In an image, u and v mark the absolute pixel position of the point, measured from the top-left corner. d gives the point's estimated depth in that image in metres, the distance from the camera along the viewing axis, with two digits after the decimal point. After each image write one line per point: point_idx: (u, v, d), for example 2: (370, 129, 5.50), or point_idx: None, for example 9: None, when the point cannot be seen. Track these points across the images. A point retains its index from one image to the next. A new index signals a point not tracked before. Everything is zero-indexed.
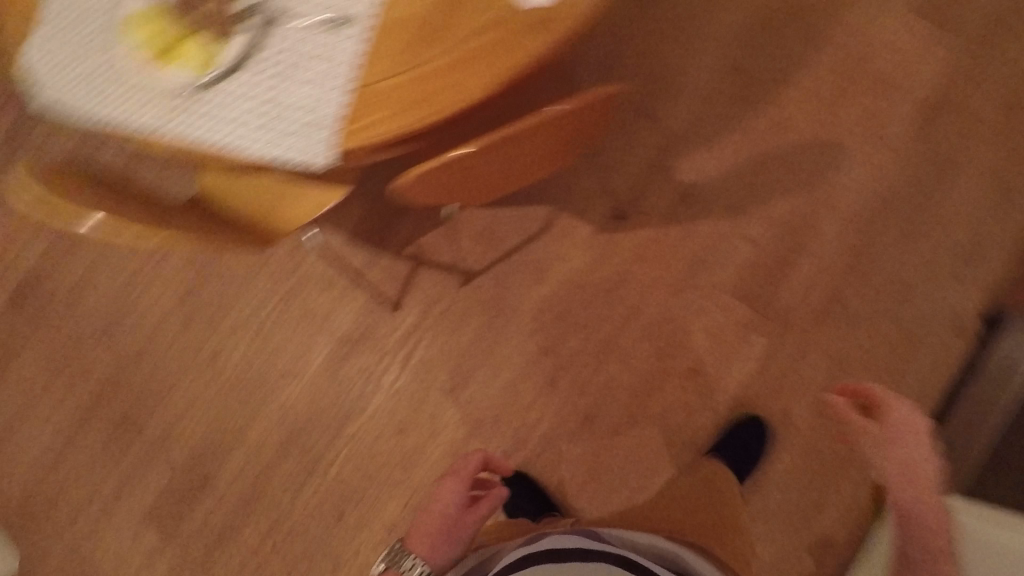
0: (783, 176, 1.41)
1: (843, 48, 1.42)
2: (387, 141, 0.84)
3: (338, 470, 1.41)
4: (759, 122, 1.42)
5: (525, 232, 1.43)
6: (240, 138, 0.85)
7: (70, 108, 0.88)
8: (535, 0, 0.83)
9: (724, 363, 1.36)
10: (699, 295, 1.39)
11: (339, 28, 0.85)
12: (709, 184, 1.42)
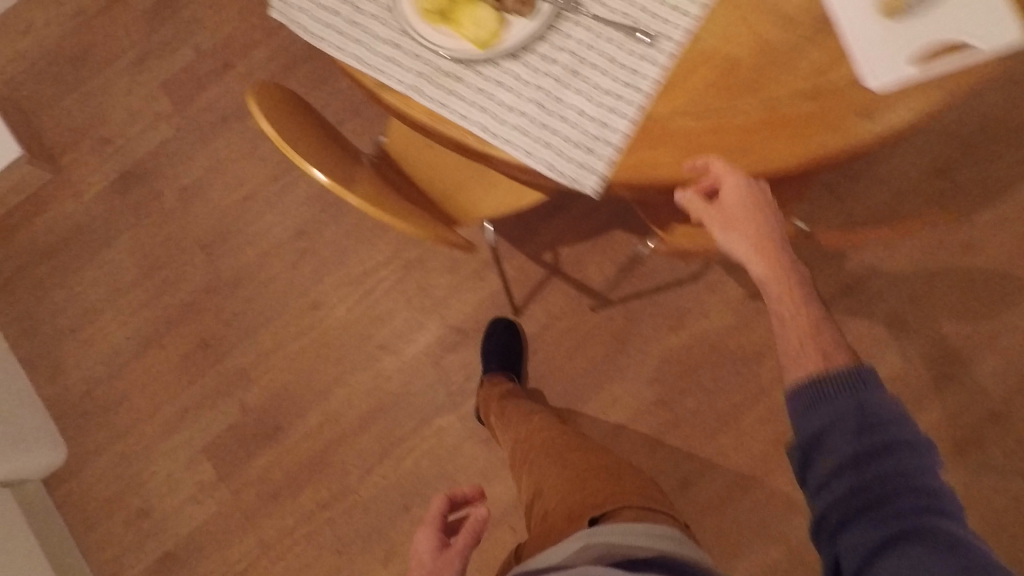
0: (956, 299, 1.32)
1: None
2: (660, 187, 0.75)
3: (413, 456, 1.34)
4: (948, 238, 1.34)
5: (673, 275, 1.36)
6: (505, 132, 0.75)
7: (322, 41, 0.78)
8: (873, 84, 0.72)
9: None
10: None
11: (647, 41, 0.75)
12: (876, 285, 1.34)
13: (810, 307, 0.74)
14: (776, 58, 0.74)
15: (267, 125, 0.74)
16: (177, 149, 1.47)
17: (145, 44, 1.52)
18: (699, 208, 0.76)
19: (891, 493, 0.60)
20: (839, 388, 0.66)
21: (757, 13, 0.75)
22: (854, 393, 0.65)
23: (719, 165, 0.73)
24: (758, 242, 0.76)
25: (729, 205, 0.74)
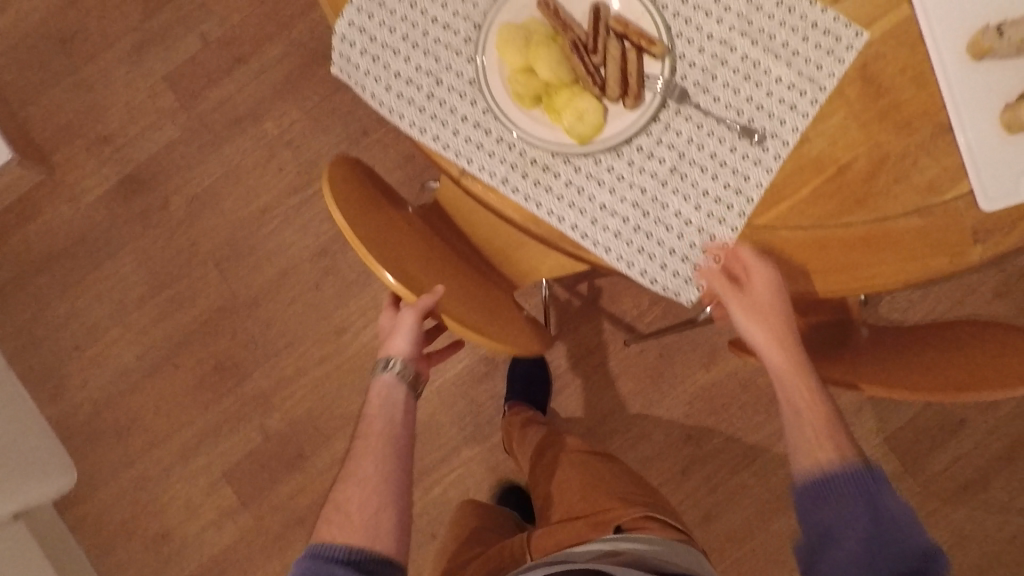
0: None
1: None
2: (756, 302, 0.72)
3: (441, 485, 1.33)
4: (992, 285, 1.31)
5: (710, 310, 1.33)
6: (601, 235, 0.70)
7: (402, 119, 0.71)
8: (985, 203, 0.69)
9: None
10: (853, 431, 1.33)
11: (759, 142, 0.69)
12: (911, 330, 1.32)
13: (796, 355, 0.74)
14: (889, 167, 0.70)
15: (335, 210, 0.70)
16: (186, 152, 1.36)
17: (145, 29, 1.37)
18: (723, 290, 0.71)
19: None
20: (855, 491, 0.70)
21: (873, 114, 0.70)
22: (866, 493, 0.70)
23: (746, 253, 0.69)
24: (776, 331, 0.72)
25: (756, 294, 0.70)
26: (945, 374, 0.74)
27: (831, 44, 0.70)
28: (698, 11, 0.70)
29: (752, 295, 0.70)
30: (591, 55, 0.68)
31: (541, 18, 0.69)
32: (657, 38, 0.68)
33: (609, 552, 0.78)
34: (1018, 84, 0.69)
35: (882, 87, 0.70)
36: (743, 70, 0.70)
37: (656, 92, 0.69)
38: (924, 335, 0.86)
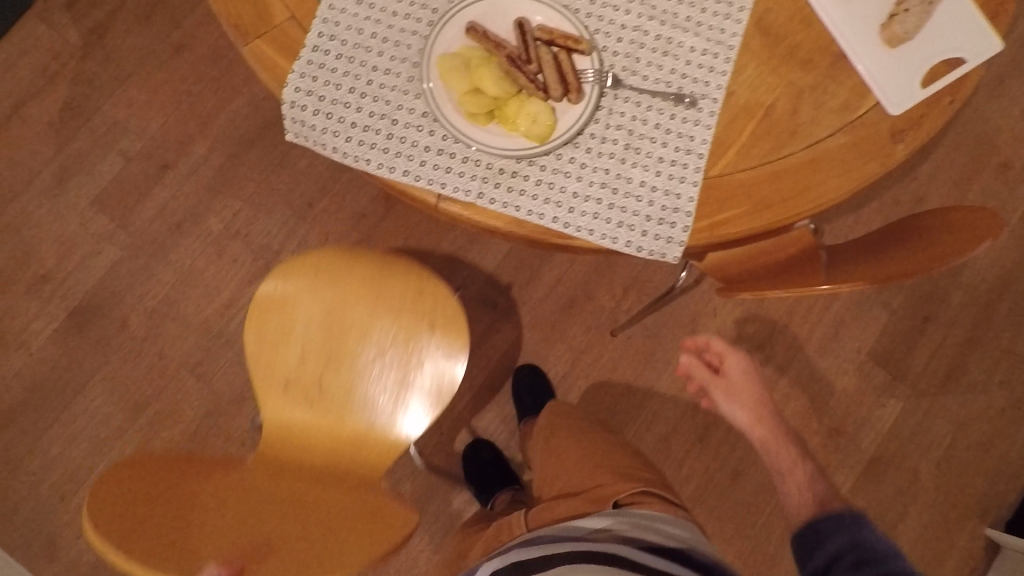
0: None
1: (996, 133, 1.46)
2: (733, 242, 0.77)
3: None
4: (912, 194, 1.44)
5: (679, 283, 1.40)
6: (583, 220, 0.74)
7: (368, 163, 0.74)
8: (893, 108, 0.79)
9: (852, 423, 1.41)
10: (835, 356, 1.42)
11: (693, 104, 0.77)
12: None
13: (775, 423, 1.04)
14: (807, 97, 0.79)
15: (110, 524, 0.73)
16: (133, 269, 1.32)
17: (63, 160, 1.35)
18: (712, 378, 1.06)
19: None
20: (833, 528, 0.83)
21: (780, 56, 0.79)
22: (851, 531, 0.81)
23: (727, 353, 1.06)
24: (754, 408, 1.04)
25: (733, 377, 1.05)
26: (864, 270, 0.82)
27: (726, 10, 0.79)
28: (607, 8, 0.78)
29: (730, 381, 1.05)
30: (527, 64, 0.74)
31: (473, 44, 0.75)
32: (581, 36, 0.75)
33: (612, 529, 0.81)
34: (884, 7, 0.81)
35: (779, 33, 0.80)
36: (661, 47, 0.78)
37: (593, 83, 0.75)
38: (856, 244, 0.94)
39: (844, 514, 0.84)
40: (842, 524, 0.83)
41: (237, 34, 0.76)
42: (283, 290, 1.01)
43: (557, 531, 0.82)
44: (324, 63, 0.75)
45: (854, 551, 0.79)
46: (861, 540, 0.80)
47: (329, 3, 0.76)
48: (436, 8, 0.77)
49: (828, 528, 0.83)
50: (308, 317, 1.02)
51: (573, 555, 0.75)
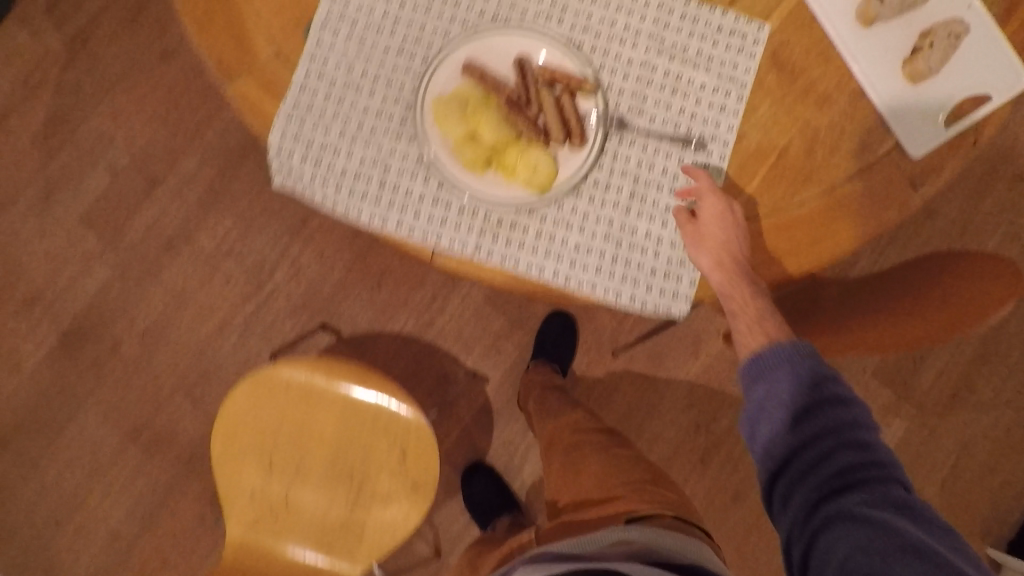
0: None
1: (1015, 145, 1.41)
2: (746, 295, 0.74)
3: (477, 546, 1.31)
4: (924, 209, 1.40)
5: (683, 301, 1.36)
6: (585, 275, 0.71)
7: (360, 214, 0.70)
8: (914, 151, 0.75)
9: None
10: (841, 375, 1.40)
11: (702, 148, 0.73)
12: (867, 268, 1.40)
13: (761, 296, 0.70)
14: (823, 139, 0.75)
15: None
16: (124, 290, 1.29)
17: (49, 177, 1.31)
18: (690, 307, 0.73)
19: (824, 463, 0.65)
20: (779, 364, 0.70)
21: (796, 95, 0.75)
22: (791, 364, 0.69)
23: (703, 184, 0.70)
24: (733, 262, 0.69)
25: (708, 225, 0.69)
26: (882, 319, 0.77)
27: (740, 43, 0.74)
28: (613, 42, 0.73)
29: (704, 227, 0.69)
30: (527, 107, 0.70)
31: (470, 85, 0.70)
32: (585, 77, 0.71)
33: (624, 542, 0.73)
34: (908, 38, 0.75)
35: (796, 68, 0.75)
36: (669, 85, 0.73)
37: (596, 127, 0.71)
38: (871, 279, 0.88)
39: (804, 362, 0.69)
40: (805, 378, 0.69)
41: (219, 72, 0.71)
42: (245, 402, 0.92)
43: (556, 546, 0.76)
44: (311, 106, 0.71)
45: (810, 407, 0.67)
46: (818, 400, 0.67)
47: (316, 39, 0.71)
48: (430, 44, 0.72)
49: (789, 382, 0.69)
50: (269, 436, 0.94)
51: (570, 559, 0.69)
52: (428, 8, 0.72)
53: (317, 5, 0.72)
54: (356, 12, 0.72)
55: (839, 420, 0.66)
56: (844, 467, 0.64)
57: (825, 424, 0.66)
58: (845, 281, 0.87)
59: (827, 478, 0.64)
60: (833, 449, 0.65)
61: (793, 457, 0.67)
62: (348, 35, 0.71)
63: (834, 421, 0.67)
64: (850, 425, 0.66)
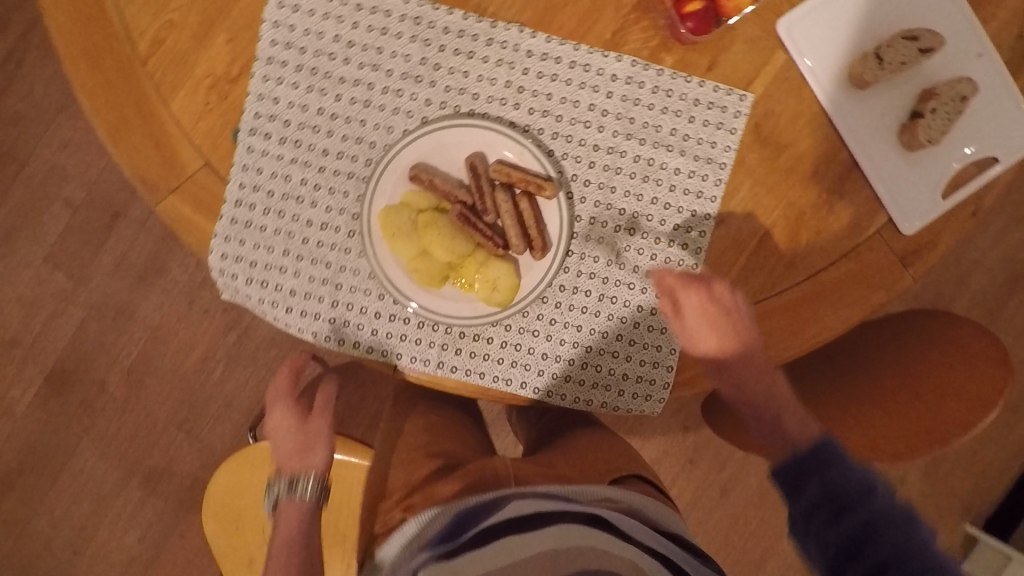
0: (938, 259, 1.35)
1: None
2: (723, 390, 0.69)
3: None
4: None
5: None
6: (554, 384, 0.68)
7: (314, 335, 0.67)
8: (906, 228, 0.68)
9: None
10: None
11: (676, 240, 0.67)
12: None
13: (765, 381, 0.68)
14: (809, 221, 0.68)
15: None
16: (102, 327, 1.27)
17: (6, 214, 1.25)
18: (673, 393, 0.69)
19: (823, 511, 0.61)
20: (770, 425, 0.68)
21: (779, 172, 0.68)
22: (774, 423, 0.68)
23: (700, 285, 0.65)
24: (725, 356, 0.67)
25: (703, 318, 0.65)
26: (882, 427, 0.69)
27: (718, 116, 0.67)
28: (575, 125, 0.66)
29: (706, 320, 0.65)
30: (484, 213, 0.65)
31: (419, 191, 0.64)
32: (546, 175, 0.64)
33: (609, 499, 0.67)
34: (907, 99, 0.67)
35: (780, 142, 0.68)
36: (640, 170, 0.67)
37: (560, 232, 0.65)
38: (846, 355, 0.81)
39: (808, 449, 0.64)
40: (813, 463, 0.63)
41: (147, 189, 0.65)
42: (229, 483, 0.94)
43: (538, 486, 0.68)
44: (250, 221, 0.66)
45: (824, 494, 0.62)
46: (833, 484, 0.61)
47: (247, 145, 0.65)
48: (374, 142, 0.66)
49: (800, 470, 0.64)
50: (257, 513, 0.94)
51: (572, 515, 0.62)
52: (369, 101, 0.65)
53: (243, 104, 0.65)
54: (288, 110, 0.65)
55: (870, 511, 0.60)
56: (844, 509, 0.60)
57: (854, 513, 0.60)
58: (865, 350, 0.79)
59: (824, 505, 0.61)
60: (868, 537, 0.59)
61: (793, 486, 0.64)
62: (282, 139, 0.65)
63: (862, 508, 0.60)
64: (876, 512, 0.60)
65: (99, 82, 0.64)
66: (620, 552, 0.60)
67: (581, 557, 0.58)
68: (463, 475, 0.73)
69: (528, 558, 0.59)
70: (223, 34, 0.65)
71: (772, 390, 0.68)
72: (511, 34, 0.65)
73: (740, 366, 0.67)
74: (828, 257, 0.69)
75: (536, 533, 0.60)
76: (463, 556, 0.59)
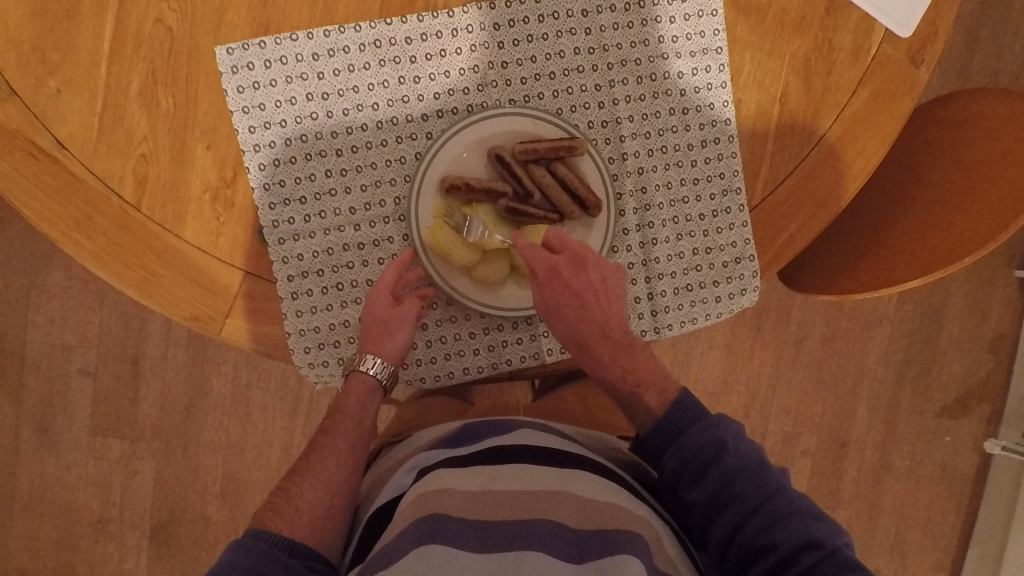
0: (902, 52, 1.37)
1: None
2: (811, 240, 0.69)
3: None
4: None
5: None
6: (656, 318, 0.69)
7: (425, 380, 0.67)
8: (904, 30, 0.69)
9: None
10: None
11: (707, 139, 0.68)
12: None
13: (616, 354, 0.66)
14: (817, 65, 0.68)
15: None
16: (174, 469, 1.23)
17: (35, 407, 1.22)
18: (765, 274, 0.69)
19: (694, 487, 0.61)
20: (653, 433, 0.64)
21: (771, 32, 0.68)
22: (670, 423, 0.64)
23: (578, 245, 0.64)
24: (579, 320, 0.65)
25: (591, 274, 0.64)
26: (967, 220, 0.71)
27: (695, 7, 0.67)
28: (570, 75, 0.66)
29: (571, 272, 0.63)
30: (527, 197, 0.64)
31: (457, 202, 0.64)
32: (569, 136, 0.63)
33: (621, 451, 0.71)
34: None
35: (760, 4, 0.68)
36: (647, 90, 0.67)
37: (604, 179, 0.64)
38: (897, 178, 0.81)
39: (667, 414, 0.64)
40: (666, 436, 0.63)
41: (202, 325, 0.62)
42: None
43: (558, 427, 0.71)
44: (315, 306, 0.64)
45: (679, 460, 0.62)
46: (685, 449, 0.62)
47: (277, 237, 0.62)
48: (395, 179, 0.64)
49: (655, 443, 0.64)
50: None
51: (590, 466, 0.65)
52: (370, 142, 0.63)
53: (252, 200, 0.62)
54: (299, 185, 0.63)
55: (721, 471, 0.60)
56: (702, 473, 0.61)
57: (712, 473, 0.61)
58: (912, 161, 0.81)
59: (690, 481, 0.61)
60: (726, 497, 0.60)
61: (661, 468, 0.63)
62: (306, 214, 0.63)
63: (714, 466, 0.61)
64: (731, 468, 0.60)
65: (103, 244, 0.61)
66: (628, 504, 0.60)
67: (591, 504, 0.59)
68: (474, 411, 0.74)
69: (532, 484, 0.61)
70: (200, 143, 0.62)
71: (625, 363, 0.67)
72: (472, 17, 0.64)
73: (596, 342, 0.66)
74: (853, 74, 0.69)
75: (548, 468, 0.63)
76: (466, 471, 0.63)
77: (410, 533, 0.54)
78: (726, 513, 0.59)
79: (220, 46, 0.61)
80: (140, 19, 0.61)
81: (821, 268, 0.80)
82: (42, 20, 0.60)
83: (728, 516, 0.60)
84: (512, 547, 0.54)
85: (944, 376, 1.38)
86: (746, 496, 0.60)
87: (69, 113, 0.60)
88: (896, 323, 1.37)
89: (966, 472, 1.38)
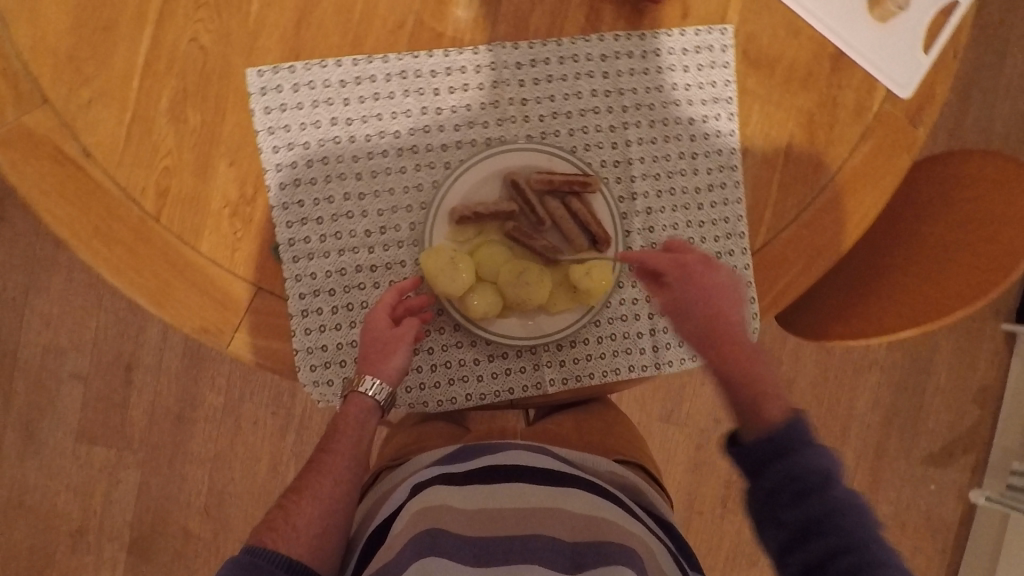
0: None
1: None
2: (806, 288, 0.71)
3: None
4: None
5: None
6: (659, 355, 0.70)
7: (427, 404, 0.67)
8: (904, 91, 0.72)
9: None
10: None
11: (713, 183, 0.70)
12: None
13: (744, 354, 0.62)
14: (822, 118, 0.71)
15: None
16: (159, 479, 1.21)
17: (22, 410, 1.20)
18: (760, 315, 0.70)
19: (802, 517, 0.57)
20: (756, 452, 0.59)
21: (779, 86, 0.71)
22: (784, 449, 0.58)
23: (698, 257, 0.63)
24: (703, 325, 0.63)
25: (713, 281, 0.63)
26: (957, 278, 0.73)
27: (708, 57, 0.70)
28: (586, 115, 0.69)
29: (689, 282, 0.63)
30: (540, 228, 0.66)
31: (468, 230, 0.65)
32: (584, 173, 0.65)
33: (618, 475, 0.70)
34: None
35: (770, 59, 0.71)
36: (659, 133, 0.70)
37: (612, 217, 0.66)
38: (893, 230, 0.84)
39: (782, 426, 0.58)
40: (774, 449, 0.58)
41: (211, 337, 0.63)
42: None
43: (555, 449, 0.70)
44: (324, 324, 0.64)
45: (787, 479, 0.57)
46: (796, 470, 0.57)
47: (291, 255, 0.63)
48: (411, 205, 0.66)
49: (758, 455, 0.59)
50: None
51: (583, 483, 0.65)
52: (390, 168, 0.65)
53: (270, 218, 0.64)
54: (317, 206, 0.64)
55: (831, 501, 0.56)
56: (807, 493, 0.57)
57: (818, 500, 0.57)
58: (908, 215, 0.84)
59: (796, 504, 0.57)
60: (824, 526, 0.56)
61: (767, 491, 0.59)
62: (321, 235, 0.64)
63: (824, 495, 0.57)
64: (841, 501, 0.56)
65: (120, 252, 0.62)
66: (624, 521, 0.61)
67: (586, 522, 0.60)
68: (472, 436, 0.73)
69: (526, 501, 0.61)
70: (223, 159, 0.63)
71: (752, 370, 0.62)
72: (494, 55, 0.67)
73: (727, 344, 0.62)
74: (856, 128, 0.72)
75: (544, 487, 0.63)
76: (462, 488, 0.63)
77: (409, 549, 0.56)
78: (821, 543, 0.56)
79: (251, 67, 0.63)
80: (175, 37, 0.63)
81: (818, 315, 0.82)
82: (80, 33, 0.62)
83: (820, 547, 0.56)
84: (507, 562, 0.56)
85: (932, 423, 1.40)
86: (845, 532, 0.56)
87: (99, 123, 0.62)
88: (886, 369, 1.39)
89: (951, 521, 1.39)
